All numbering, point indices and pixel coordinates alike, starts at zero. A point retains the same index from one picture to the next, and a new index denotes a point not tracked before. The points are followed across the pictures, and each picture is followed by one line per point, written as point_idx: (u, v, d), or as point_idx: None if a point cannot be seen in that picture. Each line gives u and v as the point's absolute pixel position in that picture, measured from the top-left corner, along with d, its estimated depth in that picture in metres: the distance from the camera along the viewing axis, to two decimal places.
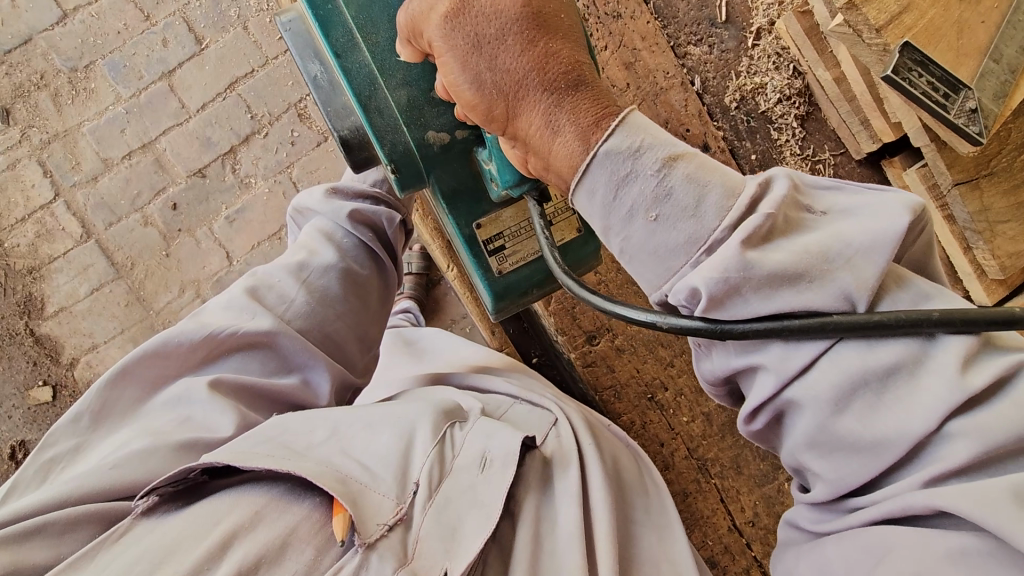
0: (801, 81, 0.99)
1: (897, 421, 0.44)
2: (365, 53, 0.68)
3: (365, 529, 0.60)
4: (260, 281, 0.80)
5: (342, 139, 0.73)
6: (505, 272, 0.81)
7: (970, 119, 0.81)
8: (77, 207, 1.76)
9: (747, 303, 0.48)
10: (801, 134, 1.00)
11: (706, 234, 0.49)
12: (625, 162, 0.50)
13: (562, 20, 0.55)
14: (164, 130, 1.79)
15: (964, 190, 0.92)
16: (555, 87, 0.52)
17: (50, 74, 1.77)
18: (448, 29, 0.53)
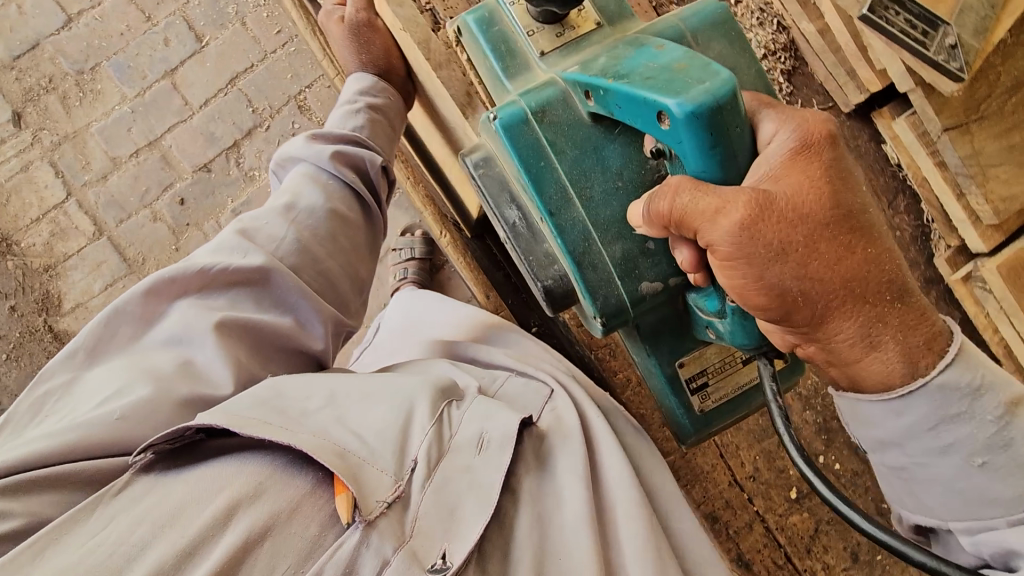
0: (786, 36, 1.00)
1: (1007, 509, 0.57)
2: (578, 209, 0.67)
3: (365, 505, 0.63)
4: (248, 223, 0.80)
5: (546, 289, 0.73)
6: (707, 410, 0.79)
7: (949, 55, 0.85)
8: (88, 205, 1.81)
9: (940, 487, 0.60)
10: (788, 89, 1.00)
11: (968, 438, 0.59)
12: (960, 398, 0.58)
13: (863, 212, 0.59)
14: (169, 127, 1.84)
15: (954, 135, 0.92)
16: (875, 302, 0.58)
17: (58, 78, 1.82)
18: (739, 237, 0.56)
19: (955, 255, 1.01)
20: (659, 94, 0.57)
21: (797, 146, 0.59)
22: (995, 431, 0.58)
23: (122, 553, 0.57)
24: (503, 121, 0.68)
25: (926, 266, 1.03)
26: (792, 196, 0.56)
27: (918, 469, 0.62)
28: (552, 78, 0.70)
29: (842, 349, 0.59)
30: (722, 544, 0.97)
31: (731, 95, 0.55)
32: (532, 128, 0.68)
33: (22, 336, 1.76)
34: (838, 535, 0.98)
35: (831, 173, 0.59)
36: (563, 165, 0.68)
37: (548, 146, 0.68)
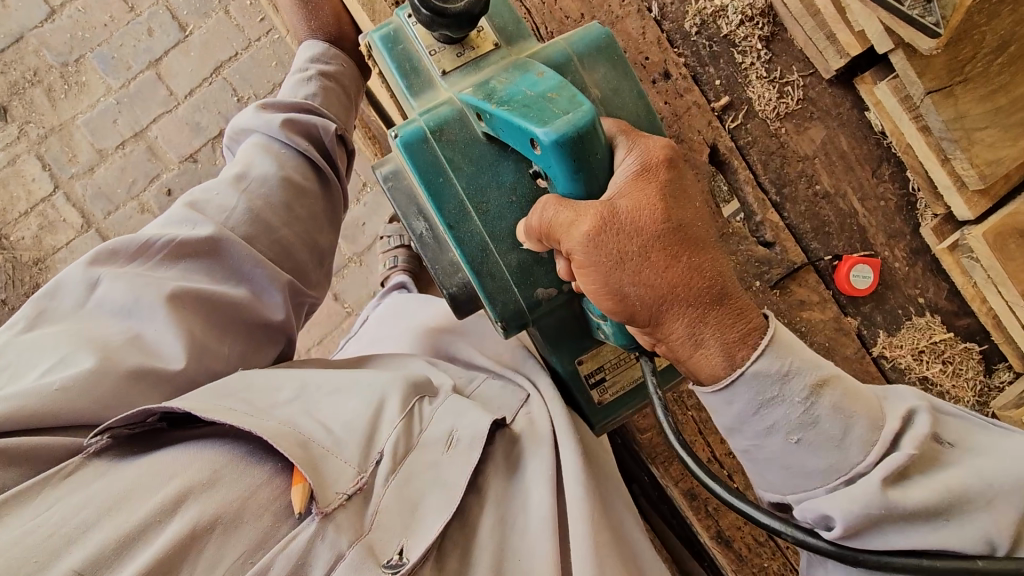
0: (764, 1, 0.96)
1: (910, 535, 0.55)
2: (476, 222, 0.71)
3: (324, 497, 0.63)
4: (199, 196, 0.82)
5: (450, 296, 0.76)
6: (605, 402, 0.83)
7: (925, 10, 0.81)
8: (76, 198, 1.81)
9: (882, 537, 0.56)
10: (767, 56, 0.97)
11: (847, 465, 0.57)
12: (774, 385, 0.59)
13: (700, 225, 0.61)
14: (154, 118, 1.83)
15: (937, 98, 0.89)
16: (701, 303, 0.58)
17: (43, 70, 1.81)
18: (591, 247, 0.58)
19: (942, 223, 0.98)
20: (530, 123, 0.60)
21: (640, 169, 0.62)
22: (848, 463, 0.58)
23: (61, 536, 0.55)
24: (403, 139, 0.71)
25: (912, 236, 1.00)
26: (634, 208, 0.59)
27: (760, 450, 0.61)
28: (450, 99, 0.73)
29: (678, 347, 0.60)
30: (702, 521, 0.95)
31: (591, 124, 0.59)
32: (430, 147, 0.71)
33: None
34: None
35: (673, 194, 0.61)
36: (460, 182, 0.71)
37: (446, 163, 0.71)
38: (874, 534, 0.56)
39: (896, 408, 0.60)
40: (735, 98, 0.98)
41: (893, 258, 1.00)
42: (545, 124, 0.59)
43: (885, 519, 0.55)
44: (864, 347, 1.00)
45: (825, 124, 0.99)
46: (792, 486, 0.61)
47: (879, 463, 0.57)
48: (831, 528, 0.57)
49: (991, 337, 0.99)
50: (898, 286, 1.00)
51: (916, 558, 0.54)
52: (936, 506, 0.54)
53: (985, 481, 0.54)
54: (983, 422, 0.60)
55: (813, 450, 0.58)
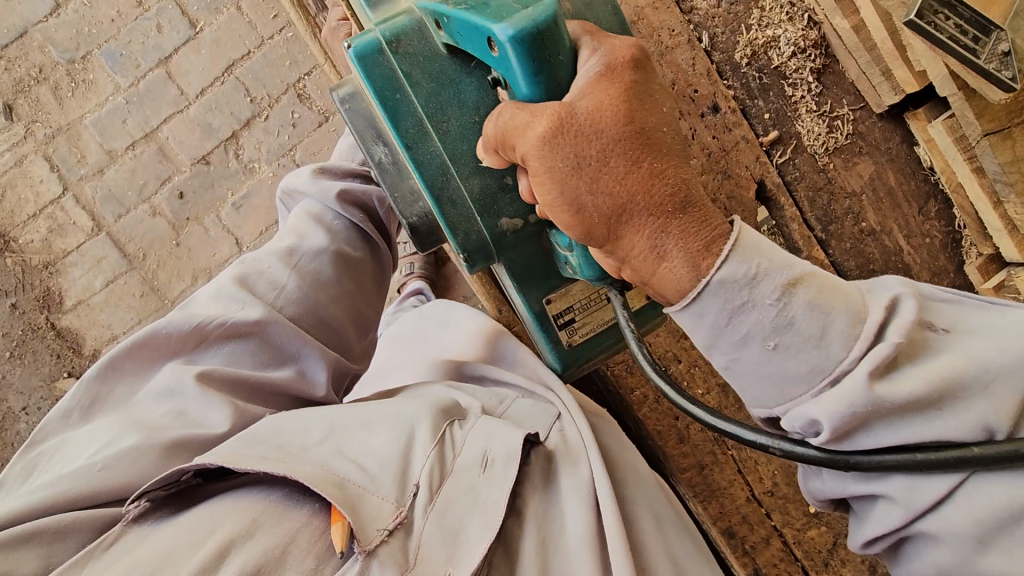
0: (817, 32, 0.93)
1: (907, 430, 0.46)
2: (437, 142, 0.62)
3: (365, 535, 0.57)
4: (250, 271, 0.81)
5: (410, 226, 0.69)
6: (575, 345, 0.73)
7: (1002, 64, 0.80)
8: (85, 200, 1.76)
9: (870, 434, 0.47)
10: (817, 89, 0.94)
11: (832, 364, 0.48)
12: (741, 291, 0.49)
13: (665, 131, 0.51)
14: (165, 119, 1.78)
15: (994, 140, 0.88)
16: (662, 210, 0.49)
17: (48, 67, 1.75)
18: (545, 151, 0.49)
19: (987, 263, 0.96)
20: (485, 19, 0.51)
21: (603, 70, 0.52)
22: (831, 362, 0.48)
23: None
24: (356, 50, 0.61)
25: (955, 274, 0.98)
26: (595, 108, 0.50)
27: (737, 363, 0.51)
28: (409, 8, 0.62)
29: (639, 262, 0.51)
30: (739, 558, 0.96)
31: (552, 20, 0.50)
32: (386, 57, 0.61)
33: (24, 334, 1.73)
34: (858, 550, 0.95)
35: (639, 96, 0.51)
36: (419, 98, 0.61)
37: (404, 78, 0.61)
38: (862, 433, 0.47)
39: (879, 298, 0.50)
40: (784, 131, 0.95)
41: None
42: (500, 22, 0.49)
43: (871, 415, 0.46)
44: None
45: (873, 159, 0.96)
46: (777, 396, 0.51)
47: (865, 357, 0.47)
48: (819, 436, 0.48)
49: None
50: None
51: (909, 453, 0.46)
52: (926, 397, 0.46)
53: (980, 362, 0.45)
54: (977, 301, 0.51)
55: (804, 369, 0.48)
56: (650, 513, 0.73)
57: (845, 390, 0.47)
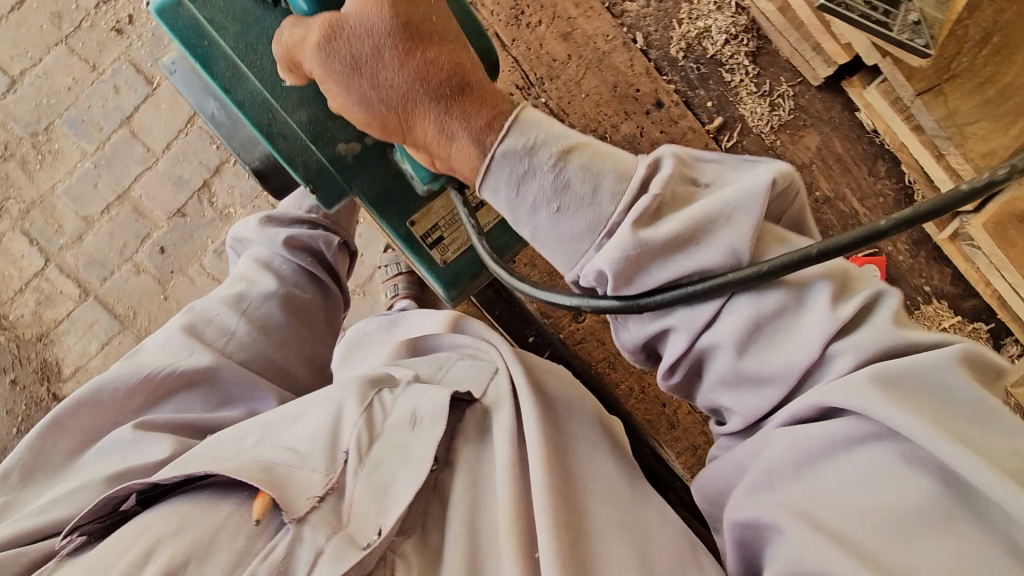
0: (747, 17, 0.97)
1: (677, 265, 0.49)
2: (254, 82, 0.67)
3: (291, 505, 0.57)
4: (199, 319, 0.87)
5: (252, 171, 0.79)
6: (450, 262, 0.76)
7: (914, 33, 0.86)
8: (69, 268, 1.78)
9: (648, 276, 0.50)
10: (754, 71, 0.98)
11: (605, 218, 0.51)
12: (522, 160, 0.52)
13: (434, 23, 0.55)
14: (135, 177, 1.80)
15: (927, 99, 0.92)
16: (441, 94, 0.53)
17: (14, 143, 1.77)
18: (322, 55, 0.54)
19: (940, 214, 1.02)
20: None
21: None
22: (605, 215, 0.51)
23: None
24: (156, 6, 0.67)
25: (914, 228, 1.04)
26: (361, 7, 0.53)
27: (540, 233, 0.54)
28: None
29: (433, 145, 0.55)
30: None
31: None
32: (187, 6, 0.66)
33: (29, 408, 1.75)
34: None
35: None
36: (226, 42, 0.65)
37: (208, 25, 0.66)
38: (642, 276, 0.50)
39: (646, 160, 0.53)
40: (728, 116, 0.98)
41: (895, 251, 1.04)
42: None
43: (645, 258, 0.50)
44: None
45: (818, 130, 1.00)
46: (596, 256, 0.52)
47: (630, 207, 0.50)
48: (607, 283, 0.51)
49: (998, 316, 1.04)
50: (903, 278, 1.05)
51: (680, 287, 0.49)
52: (684, 236, 0.49)
53: (725, 201, 0.49)
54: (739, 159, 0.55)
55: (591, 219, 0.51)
56: (626, 473, 0.67)
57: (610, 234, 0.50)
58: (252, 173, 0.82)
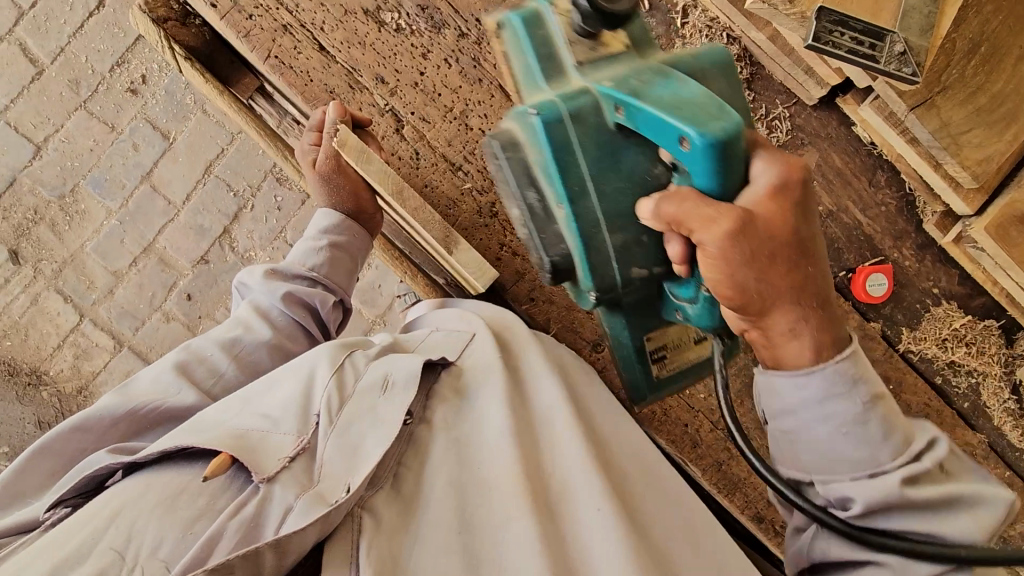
0: (738, 46, 1.00)
1: (871, 474, 0.60)
2: (594, 200, 0.66)
3: (263, 467, 0.66)
4: (192, 357, 0.80)
5: (554, 264, 0.70)
6: (663, 377, 0.79)
7: (901, 62, 0.88)
8: (102, 322, 1.85)
9: (856, 484, 0.61)
10: (750, 96, 1.02)
11: (878, 462, 0.60)
12: (844, 386, 0.61)
13: (810, 266, 0.62)
14: (159, 230, 1.87)
15: (920, 113, 0.94)
16: (807, 303, 0.61)
17: (42, 207, 1.85)
18: (732, 245, 0.58)
19: (943, 219, 1.04)
20: (677, 120, 0.58)
21: (777, 185, 0.60)
22: (879, 460, 0.60)
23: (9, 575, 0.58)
24: (543, 116, 0.63)
25: (917, 234, 1.07)
26: (771, 231, 0.59)
27: (806, 435, 0.63)
28: (586, 86, 0.65)
29: (782, 341, 0.62)
30: (772, 538, 1.03)
31: (738, 130, 0.57)
32: (568, 126, 0.64)
33: None
34: None
35: (797, 211, 0.61)
36: (591, 163, 0.65)
37: (579, 144, 0.64)
38: (880, 516, 0.60)
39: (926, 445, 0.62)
40: None
41: (902, 257, 1.07)
42: (699, 122, 0.57)
43: (885, 468, 0.60)
44: (890, 346, 1.08)
45: (817, 148, 1.04)
46: (855, 456, 0.61)
47: (903, 466, 0.60)
48: (848, 507, 0.61)
49: (1008, 312, 1.07)
50: (912, 283, 1.08)
51: (907, 539, 0.59)
52: (937, 503, 0.59)
53: (960, 499, 0.59)
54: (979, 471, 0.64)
55: (847, 425, 0.60)
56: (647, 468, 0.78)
57: (867, 446, 0.60)
58: (545, 271, 0.71)
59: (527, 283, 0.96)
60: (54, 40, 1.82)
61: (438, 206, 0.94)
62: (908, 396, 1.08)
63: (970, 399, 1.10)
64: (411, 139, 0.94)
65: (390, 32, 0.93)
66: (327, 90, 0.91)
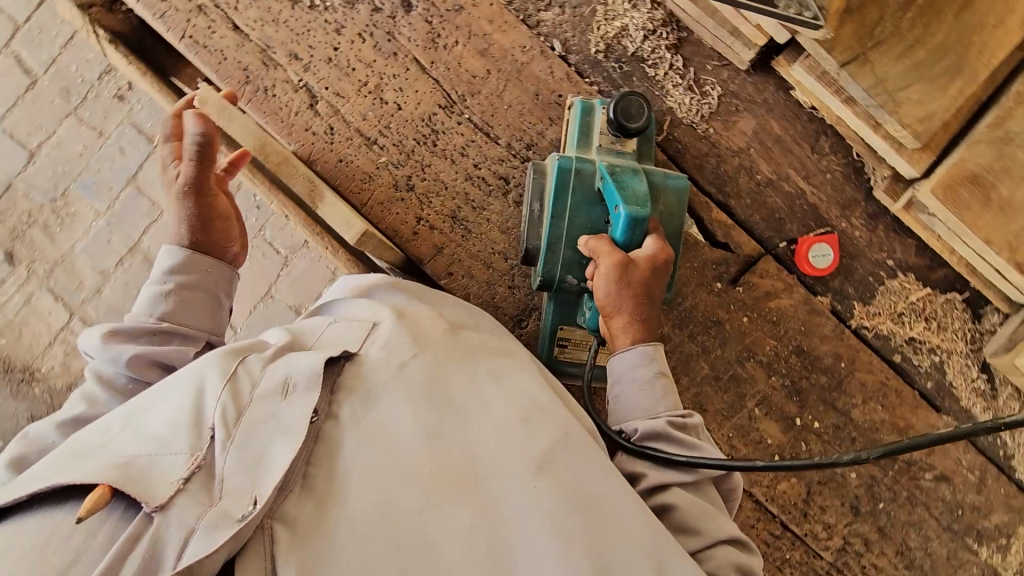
0: (663, 11, 0.97)
1: (650, 415, 0.74)
2: (566, 224, 0.83)
3: (151, 496, 0.52)
4: (31, 447, 0.66)
5: (527, 249, 0.87)
6: (556, 361, 0.92)
7: (801, 6, 0.82)
8: (91, 320, 1.92)
9: (640, 421, 0.73)
10: (679, 62, 0.98)
11: (653, 412, 0.74)
12: (648, 361, 0.76)
13: (654, 308, 0.78)
14: (143, 230, 1.93)
15: (853, 69, 0.87)
16: (649, 331, 0.78)
17: (36, 210, 1.93)
18: (609, 265, 0.76)
19: (892, 184, 0.97)
20: (619, 194, 0.78)
21: (655, 251, 0.78)
22: (655, 410, 0.74)
23: None
24: (562, 160, 0.83)
25: (867, 202, 1.01)
26: (642, 269, 0.77)
27: (615, 390, 0.77)
28: (594, 158, 0.85)
29: (617, 335, 0.78)
30: None
31: (648, 211, 0.77)
32: (568, 177, 0.83)
33: None
34: (833, 493, 1.01)
35: (665, 272, 0.78)
36: (574, 201, 0.83)
37: (571, 188, 0.83)
38: (650, 443, 0.72)
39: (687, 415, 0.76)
40: (657, 110, 0.99)
41: (851, 227, 1.01)
42: (632, 205, 0.76)
43: (659, 415, 0.74)
44: (841, 322, 1.02)
45: (753, 114, 0.99)
46: (642, 411, 0.74)
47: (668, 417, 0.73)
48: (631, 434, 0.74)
49: (971, 284, 1.00)
50: (863, 255, 1.01)
51: (667, 458, 0.70)
52: (689, 445, 0.71)
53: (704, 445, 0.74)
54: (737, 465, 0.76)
55: (643, 387, 0.75)
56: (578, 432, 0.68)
57: (649, 401, 0.74)
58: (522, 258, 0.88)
59: (444, 257, 0.95)
60: (47, 52, 1.92)
61: (353, 180, 0.94)
62: (863, 375, 1.01)
63: (935, 378, 1.01)
64: (325, 114, 0.94)
65: (302, 9, 0.93)
66: (241, 67, 0.92)
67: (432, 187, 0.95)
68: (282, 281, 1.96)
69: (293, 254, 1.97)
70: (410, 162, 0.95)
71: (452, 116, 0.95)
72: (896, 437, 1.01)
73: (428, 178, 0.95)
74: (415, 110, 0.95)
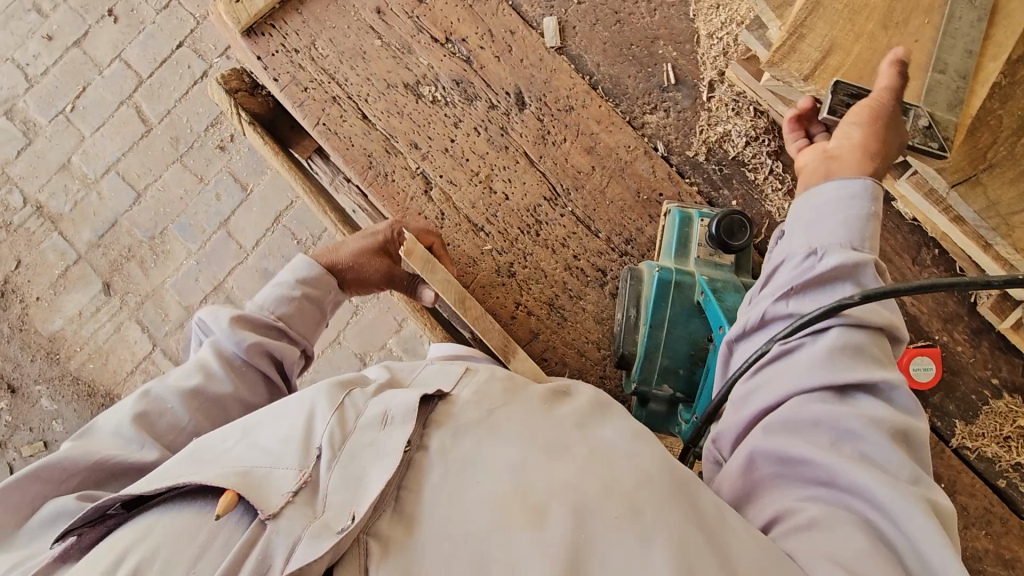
0: (765, 119, 0.99)
1: (837, 227, 0.73)
2: (665, 333, 0.86)
3: (267, 503, 0.55)
4: (152, 407, 0.77)
5: (622, 353, 0.88)
6: None
7: (927, 136, 0.79)
8: (171, 352, 2.01)
9: (834, 257, 0.71)
10: (780, 167, 0.98)
11: (847, 247, 0.72)
12: (863, 209, 0.73)
13: (884, 134, 0.74)
14: (228, 271, 2.04)
15: (963, 190, 0.86)
16: (870, 128, 0.74)
17: (135, 246, 2.07)
18: (877, 112, 0.74)
19: (999, 302, 0.95)
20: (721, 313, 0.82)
21: (892, 83, 0.75)
22: (852, 251, 0.71)
23: None
24: (661, 273, 0.87)
25: (970, 317, 0.99)
26: (877, 121, 0.74)
27: (815, 204, 0.76)
28: (692, 271, 0.88)
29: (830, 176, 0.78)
30: None
31: None
32: (670, 290, 0.86)
33: None
34: None
35: (892, 142, 0.74)
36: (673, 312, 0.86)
37: (672, 298, 0.86)
38: (833, 267, 0.70)
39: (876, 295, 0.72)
40: (756, 213, 0.99)
41: (952, 341, 0.99)
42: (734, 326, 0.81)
43: (856, 249, 0.71)
44: (941, 440, 0.98)
45: None
46: (840, 230, 0.73)
47: (865, 259, 0.71)
48: (813, 255, 0.73)
49: None
50: (966, 371, 0.98)
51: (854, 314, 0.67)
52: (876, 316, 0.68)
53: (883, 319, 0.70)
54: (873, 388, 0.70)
55: (850, 220, 0.73)
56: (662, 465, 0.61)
57: (855, 229, 0.72)
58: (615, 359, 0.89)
59: (539, 343, 0.97)
60: (164, 104, 2.11)
61: (458, 264, 0.99)
62: (965, 498, 0.96)
63: None
64: (437, 201, 1.00)
65: (425, 103, 1.01)
66: (366, 153, 1.00)
67: (532, 274, 0.98)
68: (351, 328, 2.03)
69: (363, 304, 2.04)
70: (513, 249, 0.99)
71: (556, 208, 0.99)
72: (1001, 570, 0.95)
73: (528, 266, 0.99)
74: (521, 200, 1.00)
